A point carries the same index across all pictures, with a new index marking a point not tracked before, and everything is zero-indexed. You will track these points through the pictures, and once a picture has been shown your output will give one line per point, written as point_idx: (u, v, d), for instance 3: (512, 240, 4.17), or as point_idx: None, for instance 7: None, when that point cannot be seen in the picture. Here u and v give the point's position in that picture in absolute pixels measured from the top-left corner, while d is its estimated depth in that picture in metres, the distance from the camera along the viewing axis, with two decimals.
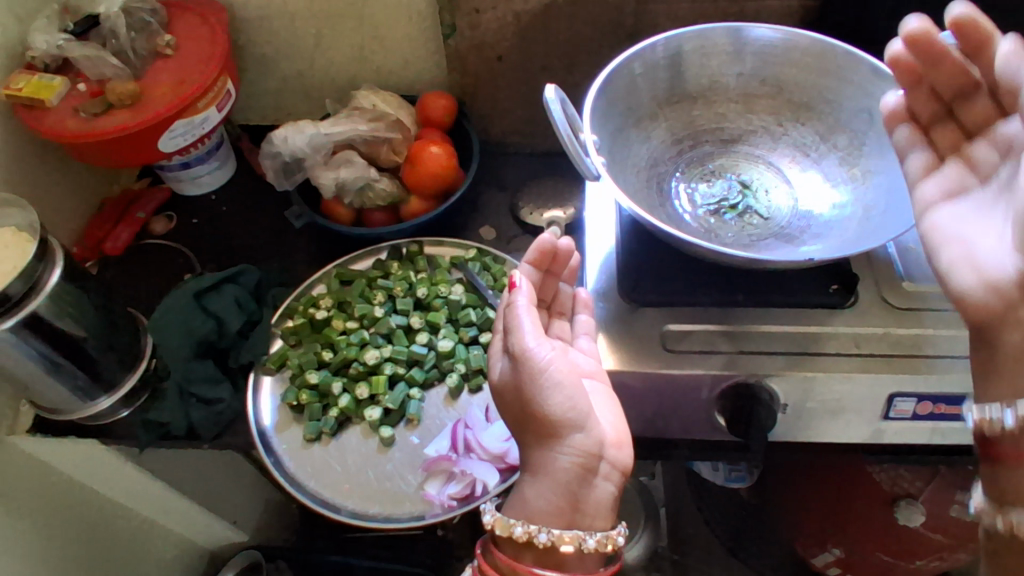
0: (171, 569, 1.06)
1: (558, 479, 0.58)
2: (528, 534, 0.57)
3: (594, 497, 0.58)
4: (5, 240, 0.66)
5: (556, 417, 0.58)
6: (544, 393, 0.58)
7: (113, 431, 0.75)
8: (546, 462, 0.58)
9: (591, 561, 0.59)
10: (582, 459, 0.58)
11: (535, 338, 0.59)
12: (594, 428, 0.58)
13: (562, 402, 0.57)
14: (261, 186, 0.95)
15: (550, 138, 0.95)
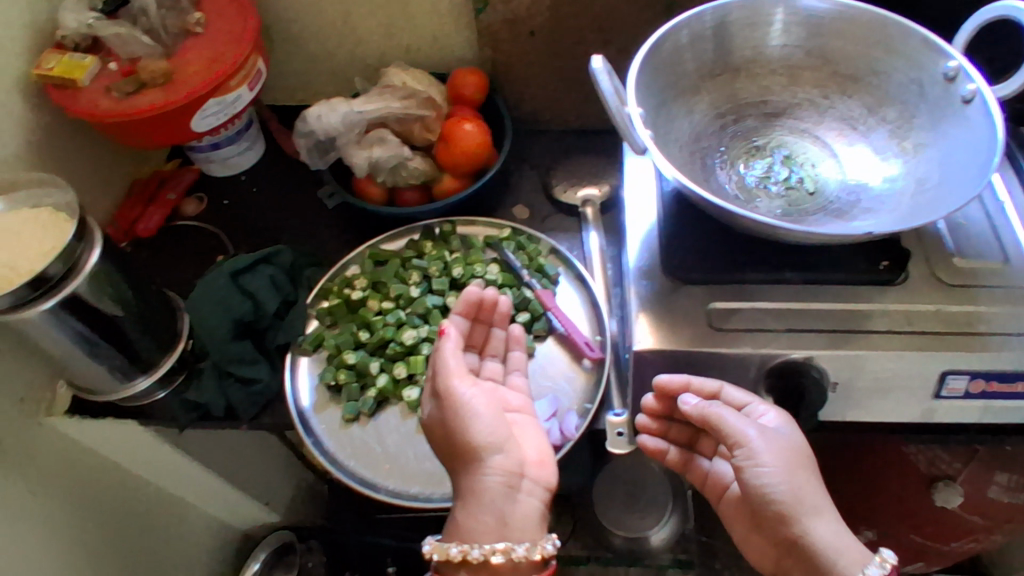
0: (205, 548, 1.07)
1: (485, 498, 0.59)
2: (462, 554, 0.58)
3: (519, 512, 0.60)
4: (44, 220, 0.65)
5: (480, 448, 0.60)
6: (471, 425, 0.60)
7: (151, 413, 0.75)
8: (472, 488, 0.59)
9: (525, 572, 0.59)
10: (506, 479, 0.60)
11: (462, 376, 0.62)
12: (512, 448, 0.61)
13: (488, 433, 0.60)
14: (291, 167, 0.94)
15: (582, 115, 0.93)
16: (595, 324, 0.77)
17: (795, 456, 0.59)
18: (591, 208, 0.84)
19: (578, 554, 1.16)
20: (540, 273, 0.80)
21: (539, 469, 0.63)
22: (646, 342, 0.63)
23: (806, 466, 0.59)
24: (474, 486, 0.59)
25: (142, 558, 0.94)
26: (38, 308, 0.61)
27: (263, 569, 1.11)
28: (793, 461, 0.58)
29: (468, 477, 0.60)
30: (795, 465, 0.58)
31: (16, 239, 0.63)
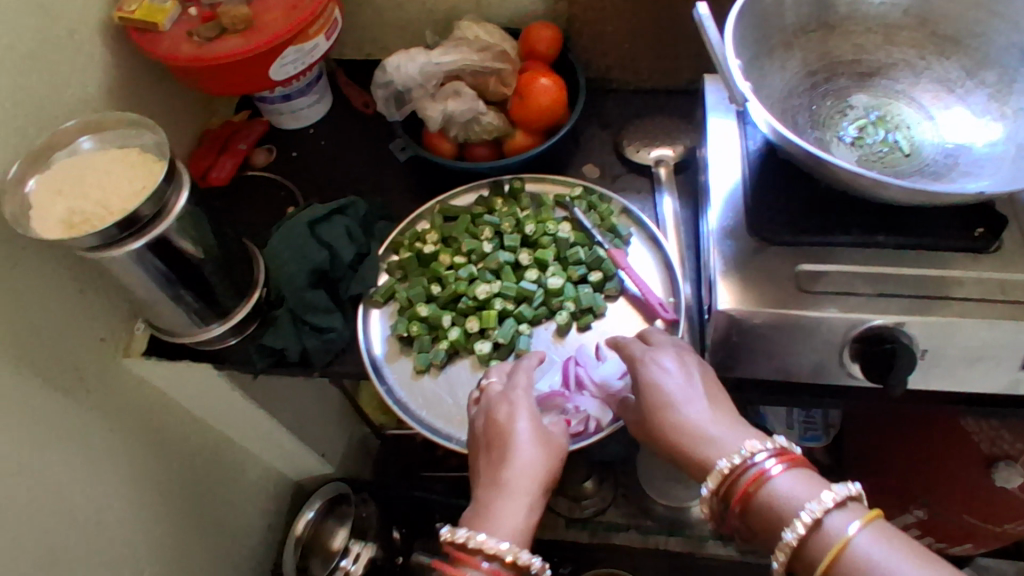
0: (263, 494, 1.10)
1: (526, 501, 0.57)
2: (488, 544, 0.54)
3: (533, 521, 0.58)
4: (132, 161, 0.65)
5: (520, 455, 0.58)
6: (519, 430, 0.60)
7: (226, 357, 0.76)
8: (501, 487, 0.57)
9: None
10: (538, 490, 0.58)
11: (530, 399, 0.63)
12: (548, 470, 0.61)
13: (536, 443, 0.59)
14: (358, 121, 0.94)
15: (656, 74, 0.90)
16: (669, 286, 0.75)
17: (695, 374, 0.60)
18: (664, 167, 0.83)
19: (618, 522, 1.16)
20: (612, 233, 0.79)
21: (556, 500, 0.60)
22: (723, 305, 0.61)
23: (711, 386, 0.59)
24: (502, 482, 0.57)
25: (208, 503, 0.96)
26: (127, 248, 0.62)
27: (317, 519, 1.12)
28: (699, 376, 0.59)
29: (498, 477, 0.57)
30: (693, 379, 0.59)
31: (106, 178, 0.64)
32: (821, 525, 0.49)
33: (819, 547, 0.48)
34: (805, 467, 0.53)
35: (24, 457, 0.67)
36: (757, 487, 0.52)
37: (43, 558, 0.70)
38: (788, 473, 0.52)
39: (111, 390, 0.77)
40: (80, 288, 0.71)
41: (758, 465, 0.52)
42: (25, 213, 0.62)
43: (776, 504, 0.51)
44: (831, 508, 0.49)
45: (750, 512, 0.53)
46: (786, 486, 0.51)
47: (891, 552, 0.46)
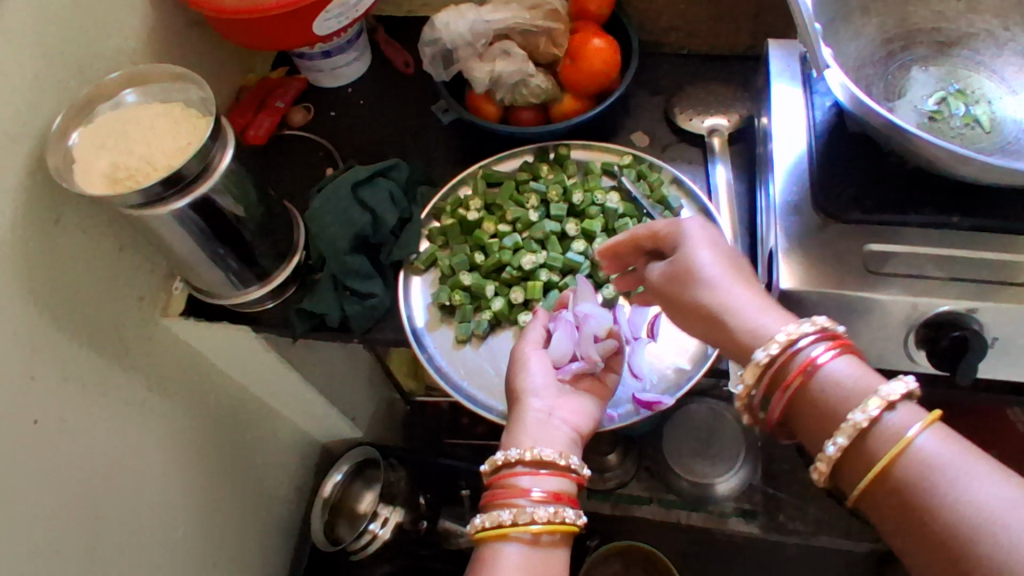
0: (292, 456, 1.10)
1: (531, 426, 0.59)
2: (503, 456, 0.57)
3: (558, 439, 0.59)
4: (176, 116, 0.63)
5: (539, 389, 0.61)
6: (532, 372, 0.63)
7: (265, 320, 0.75)
8: (526, 416, 0.60)
9: (557, 481, 0.56)
10: (545, 415, 0.60)
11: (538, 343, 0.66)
12: (561, 403, 0.62)
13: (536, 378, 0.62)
14: (398, 80, 0.91)
15: (711, 38, 0.86)
16: None
17: (721, 258, 0.56)
18: (718, 138, 0.79)
19: (641, 495, 1.15)
20: (662, 205, 0.76)
21: (585, 427, 0.62)
22: (784, 285, 0.59)
23: (741, 271, 0.56)
24: (527, 412, 0.60)
25: (239, 464, 0.96)
26: (171, 206, 0.60)
27: (345, 481, 1.12)
28: (734, 267, 0.56)
29: (523, 408, 0.60)
30: (733, 271, 0.56)
31: (150, 133, 0.62)
32: (884, 416, 0.46)
33: (886, 439, 0.45)
34: (855, 354, 0.50)
35: (64, 415, 0.66)
36: (815, 368, 0.49)
37: (81, 516, 0.70)
38: (839, 359, 0.49)
39: (148, 350, 0.76)
40: (120, 246, 0.70)
41: (811, 352, 0.49)
42: (68, 166, 0.60)
43: (836, 386, 0.48)
44: (901, 400, 0.46)
45: (802, 395, 0.50)
46: (838, 370, 0.49)
47: (953, 455, 0.43)
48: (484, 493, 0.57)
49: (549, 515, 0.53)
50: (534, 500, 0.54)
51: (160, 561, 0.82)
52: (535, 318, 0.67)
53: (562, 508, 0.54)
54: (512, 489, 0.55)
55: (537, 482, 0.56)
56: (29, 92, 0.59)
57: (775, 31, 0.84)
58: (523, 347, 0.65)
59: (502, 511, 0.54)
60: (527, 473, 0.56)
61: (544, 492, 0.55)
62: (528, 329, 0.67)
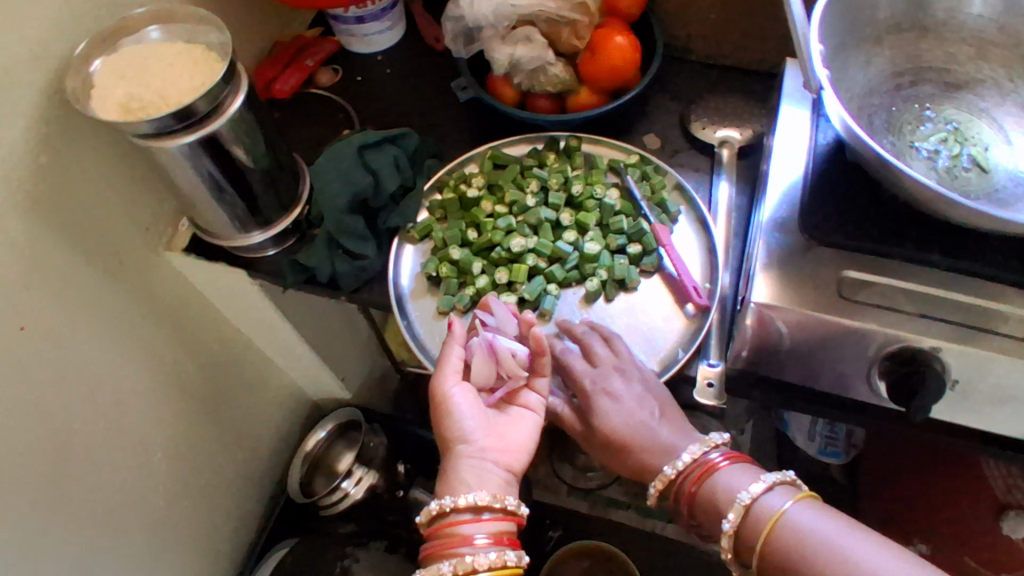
0: (278, 405, 1.14)
1: (461, 476, 0.61)
2: (439, 507, 0.60)
3: (489, 480, 0.61)
4: (196, 58, 0.65)
5: (468, 432, 0.63)
6: (461, 413, 0.63)
7: (260, 267, 0.78)
8: (459, 463, 0.62)
9: (494, 525, 0.60)
10: (476, 459, 0.62)
11: (455, 373, 0.65)
12: (488, 440, 0.63)
13: (463, 421, 0.63)
14: (427, 55, 0.93)
15: (738, 51, 0.86)
16: (708, 273, 0.73)
17: (636, 402, 0.64)
18: (728, 150, 0.80)
19: (618, 499, 1.17)
20: (660, 208, 0.77)
21: (518, 463, 0.64)
22: (756, 299, 0.59)
23: (652, 401, 0.65)
24: (459, 458, 0.62)
25: (224, 403, 1.00)
26: (178, 140, 0.63)
27: (328, 439, 1.16)
28: (647, 399, 0.65)
29: (455, 454, 0.62)
30: (640, 400, 0.65)
31: (167, 69, 0.64)
32: (766, 494, 0.57)
33: (757, 523, 0.56)
34: (747, 461, 0.61)
35: (51, 328, 0.69)
36: (704, 481, 0.60)
37: (56, 428, 0.72)
38: (732, 466, 0.61)
39: (146, 279, 0.79)
40: (132, 176, 0.73)
41: (704, 465, 0.61)
42: (86, 92, 0.63)
43: (719, 492, 0.59)
44: (769, 488, 0.57)
45: (698, 505, 0.61)
46: (730, 478, 0.60)
47: (814, 522, 0.54)
48: (427, 543, 0.61)
49: (491, 561, 0.58)
50: (476, 546, 0.59)
51: (130, 485, 0.85)
52: (450, 348, 0.65)
53: (503, 552, 0.59)
54: (450, 542, 0.59)
55: (479, 527, 0.59)
56: (59, 17, 0.62)
57: None
58: (444, 383, 0.64)
59: (444, 563, 0.58)
60: (467, 520, 0.59)
61: (486, 537, 0.59)
62: (444, 358, 0.65)
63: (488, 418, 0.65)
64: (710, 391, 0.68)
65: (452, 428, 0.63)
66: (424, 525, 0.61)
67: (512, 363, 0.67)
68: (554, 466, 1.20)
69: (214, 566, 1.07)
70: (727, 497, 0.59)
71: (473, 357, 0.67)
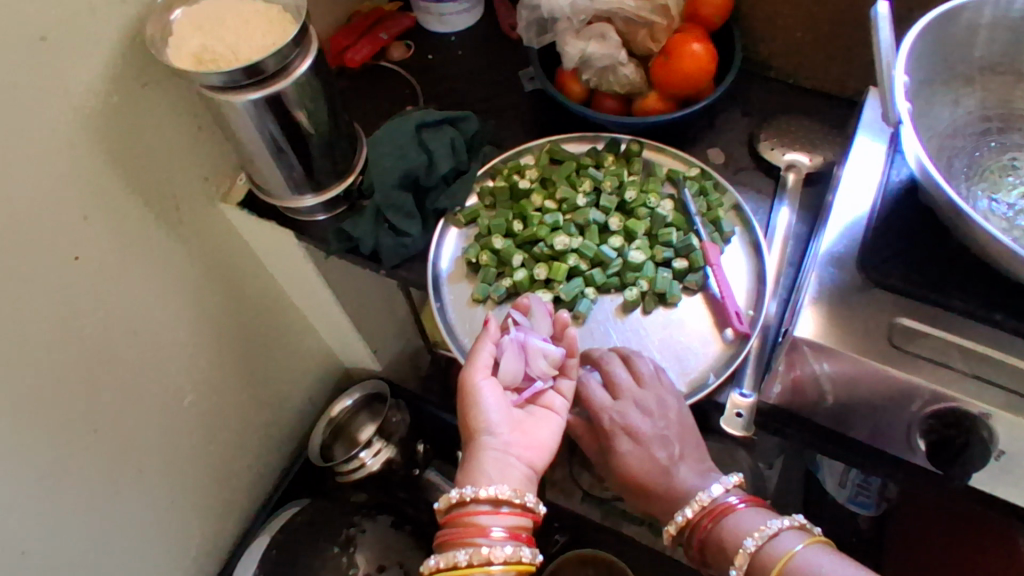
0: (310, 367, 1.16)
1: (483, 469, 0.60)
2: (460, 495, 0.59)
3: (511, 476, 0.60)
4: (272, 17, 0.66)
5: (494, 425, 0.62)
6: (488, 407, 0.63)
7: (308, 231, 0.79)
8: (482, 454, 0.61)
9: (513, 521, 0.59)
10: (500, 454, 0.61)
11: (486, 367, 0.64)
12: (514, 436, 0.62)
13: (490, 415, 0.62)
14: (501, 41, 0.92)
15: (822, 73, 0.82)
16: (753, 299, 0.70)
17: (669, 428, 0.63)
18: (794, 174, 0.76)
19: (635, 514, 1.17)
20: (714, 226, 0.74)
21: (541, 463, 0.63)
22: (799, 333, 0.57)
23: (681, 425, 0.63)
24: (483, 450, 0.61)
25: (258, 357, 1.02)
26: (243, 97, 0.64)
27: (354, 408, 1.19)
28: (677, 425, 0.63)
29: (479, 445, 0.61)
30: (673, 426, 0.63)
31: (242, 26, 0.65)
32: (782, 532, 0.56)
33: (769, 561, 0.55)
34: (765, 507, 0.60)
35: (104, 261, 0.72)
36: (716, 521, 0.59)
37: (97, 358, 0.75)
38: (749, 507, 0.60)
39: (199, 227, 0.82)
40: (198, 125, 0.75)
41: (722, 505, 0.59)
42: (163, 39, 0.64)
43: (730, 533, 0.58)
44: (785, 528, 0.56)
45: (709, 545, 0.60)
46: (744, 520, 0.59)
47: (823, 564, 0.53)
48: (443, 529, 0.60)
49: (506, 556, 0.57)
50: (492, 539, 0.58)
51: (158, 422, 0.88)
52: (483, 343, 0.65)
53: (519, 548, 0.58)
54: (467, 532, 0.58)
55: (497, 520, 0.58)
56: None
57: None
58: (474, 376, 0.64)
59: (459, 552, 0.57)
60: (486, 511, 0.58)
61: (503, 531, 0.58)
62: (476, 352, 0.65)
63: (514, 415, 0.64)
64: (738, 421, 0.66)
65: (478, 421, 0.62)
66: (441, 510, 0.60)
67: (544, 364, 0.66)
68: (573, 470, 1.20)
69: (228, 513, 1.10)
70: (737, 536, 0.58)
71: (505, 352, 0.66)
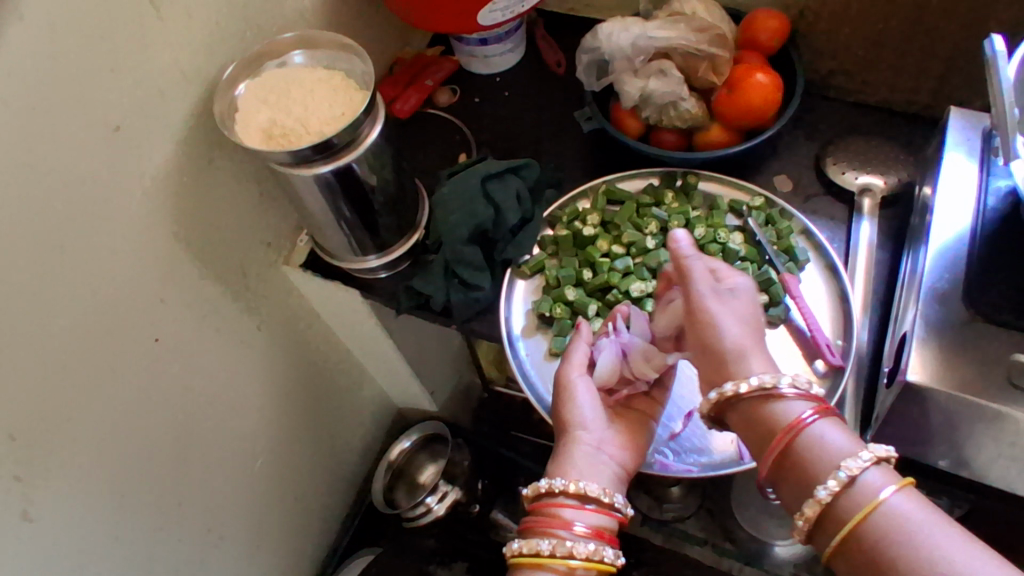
0: (367, 413, 1.15)
1: (574, 460, 0.59)
2: (549, 485, 0.58)
3: (602, 471, 0.59)
4: (336, 85, 0.66)
5: (587, 420, 0.61)
6: (582, 402, 0.62)
7: (374, 289, 0.78)
8: (573, 449, 0.60)
9: (597, 516, 0.58)
10: (594, 449, 0.60)
11: (581, 364, 0.64)
12: (607, 433, 0.62)
13: (584, 409, 0.62)
14: (548, 78, 0.91)
15: (885, 90, 0.80)
16: (840, 328, 0.68)
17: (733, 302, 0.58)
18: (869, 199, 0.74)
19: (696, 535, 1.08)
20: (788, 254, 0.72)
21: (632, 464, 0.62)
22: (910, 375, 0.55)
23: (759, 326, 0.57)
24: (575, 444, 0.60)
25: (320, 410, 1.01)
26: (315, 169, 0.63)
27: (412, 449, 1.17)
28: (733, 305, 0.57)
29: (570, 440, 0.61)
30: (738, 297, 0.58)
31: (309, 97, 0.65)
32: (867, 470, 0.47)
33: (848, 511, 0.47)
34: (838, 419, 0.52)
35: (180, 339, 0.71)
36: (794, 436, 0.51)
37: (176, 434, 0.75)
38: (822, 421, 0.51)
39: (264, 291, 0.81)
40: (261, 191, 0.74)
41: (800, 420, 0.51)
42: (231, 115, 0.65)
43: (809, 454, 0.50)
44: (869, 464, 0.47)
45: (778, 463, 0.51)
46: (824, 438, 0.50)
47: (919, 515, 0.44)
48: (527, 517, 0.59)
49: (588, 552, 0.55)
50: (574, 534, 0.56)
51: (233, 486, 0.87)
52: (579, 341, 0.65)
53: (601, 547, 0.56)
54: (551, 524, 0.57)
55: (581, 516, 0.57)
56: (209, 41, 0.63)
57: (959, 96, 0.77)
58: (568, 372, 0.64)
59: (542, 541, 0.56)
60: (571, 506, 0.57)
61: (586, 527, 0.57)
62: (572, 350, 0.65)
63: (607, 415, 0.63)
64: None
65: (571, 414, 0.62)
66: (527, 497, 0.59)
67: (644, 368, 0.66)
68: (630, 494, 1.12)
69: (298, 566, 1.08)
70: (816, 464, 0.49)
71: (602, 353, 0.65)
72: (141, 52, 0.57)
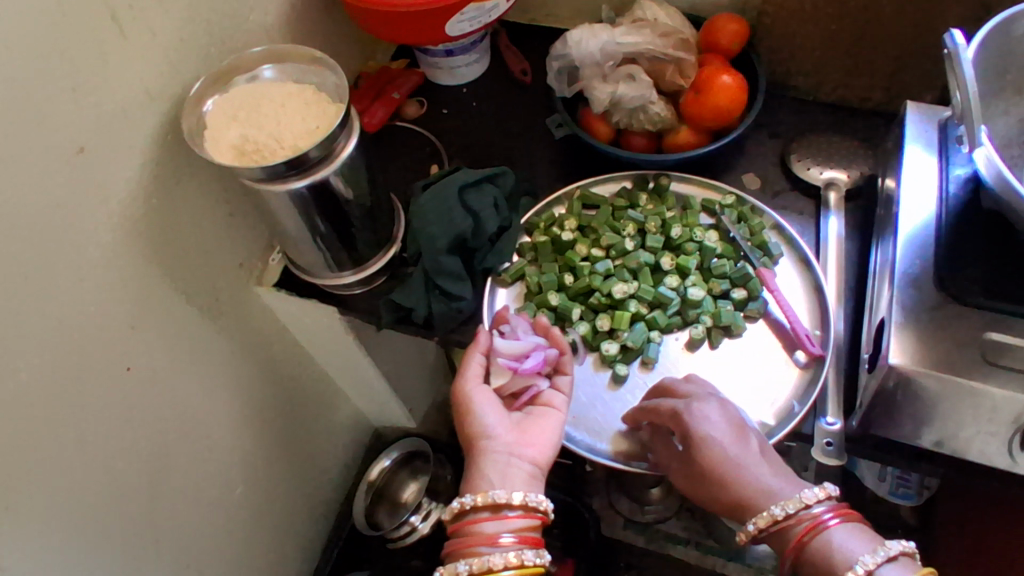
0: (343, 433, 1.13)
1: (483, 476, 0.59)
2: (461, 505, 0.58)
3: (517, 479, 0.59)
4: (308, 99, 0.65)
5: (491, 428, 0.61)
6: (485, 414, 0.62)
7: (351, 304, 0.76)
8: (482, 461, 0.60)
9: (517, 522, 0.58)
10: (505, 457, 0.60)
11: (475, 376, 0.64)
12: (513, 438, 0.61)
13: (484, 420, 0.62)
14: (515, 87, 0.91)
15: (842, 88, 0.83)
16: (818, 319, 0.70)
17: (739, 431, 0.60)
18: (835, 192, 0.77)
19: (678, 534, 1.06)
20: (762, 250, 0.74)
21: (545, 458, 0.61)
22: (892, 359, 0.57)
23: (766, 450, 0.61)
24: (483, 456, 0.60)
25: (297, 432, 0.98)
26: (288, 185, 0.62)
27: (391, 467, 1.15)
28: (739, 430, 0.60)
29: (478, 452, 0.61)
30: (736, 432, 0.60)
31: (280, 112, 0.64)
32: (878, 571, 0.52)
33: None
34: (861, 523, 0.57)
35: (152, 366, 0.68)
36: (812, 536, 0.56)
37: (152, 465, 0.72)
38: (840, 526, 0.56)
39: (237, 312, 0.78)
40: (230, 211, 0.72)
41: (815, 520, 0.56)
42: (200, 131, 0.63)
43: (830, 553, 0.54)
44: (884, 562, 0.52)
45: (800, 562, 0.56)
46: (841, 539, 0.55)
47: None
48: (449, 539, 0.59)
49: (509, 560, 0.56)
50: (495, 545, 0.57)
51: (211, 517, 0.84)
52: (471, 353, 0.65)
53: (523, 551, 0.57)
54: (471, 545, 0.57)
55: (503, 526, 0.58)
56: (175, 58, 0.62)
57: (912, 91, 0.81)
58: (464, 386, 0.64)
59: (460, 562, 0.57)
60: (487, 518, 0.58)
61: (510, 537, 0.57)
62: (465, 365, 0.65)
63: (513, 418, 0.63)
64: (830, 450, 0.64)
65: (474, 429, 0.62)
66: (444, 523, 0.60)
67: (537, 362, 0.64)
68: (612, 498, 1.11)
69: None
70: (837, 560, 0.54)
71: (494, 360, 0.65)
72: (106, 71, 0.56)
